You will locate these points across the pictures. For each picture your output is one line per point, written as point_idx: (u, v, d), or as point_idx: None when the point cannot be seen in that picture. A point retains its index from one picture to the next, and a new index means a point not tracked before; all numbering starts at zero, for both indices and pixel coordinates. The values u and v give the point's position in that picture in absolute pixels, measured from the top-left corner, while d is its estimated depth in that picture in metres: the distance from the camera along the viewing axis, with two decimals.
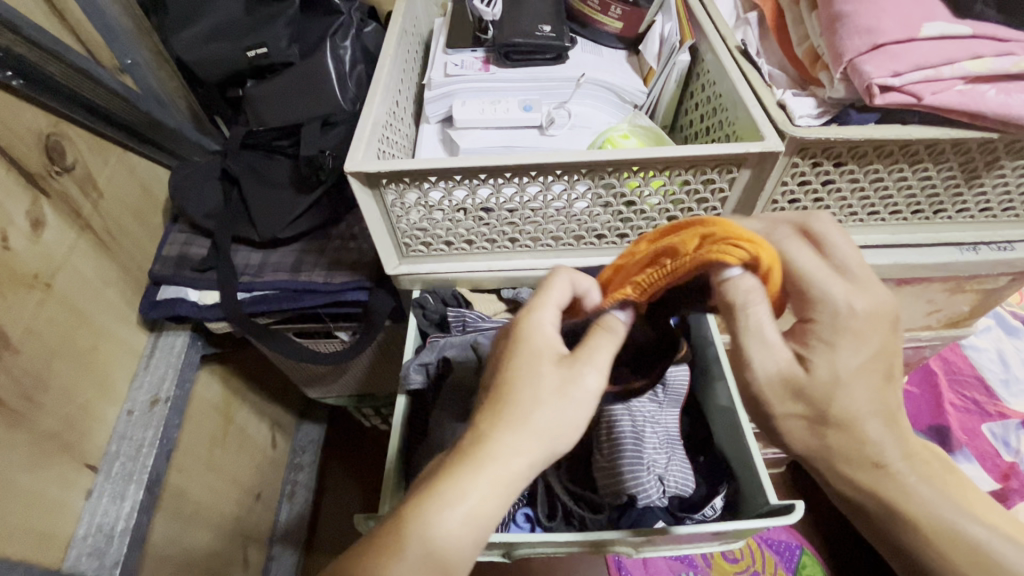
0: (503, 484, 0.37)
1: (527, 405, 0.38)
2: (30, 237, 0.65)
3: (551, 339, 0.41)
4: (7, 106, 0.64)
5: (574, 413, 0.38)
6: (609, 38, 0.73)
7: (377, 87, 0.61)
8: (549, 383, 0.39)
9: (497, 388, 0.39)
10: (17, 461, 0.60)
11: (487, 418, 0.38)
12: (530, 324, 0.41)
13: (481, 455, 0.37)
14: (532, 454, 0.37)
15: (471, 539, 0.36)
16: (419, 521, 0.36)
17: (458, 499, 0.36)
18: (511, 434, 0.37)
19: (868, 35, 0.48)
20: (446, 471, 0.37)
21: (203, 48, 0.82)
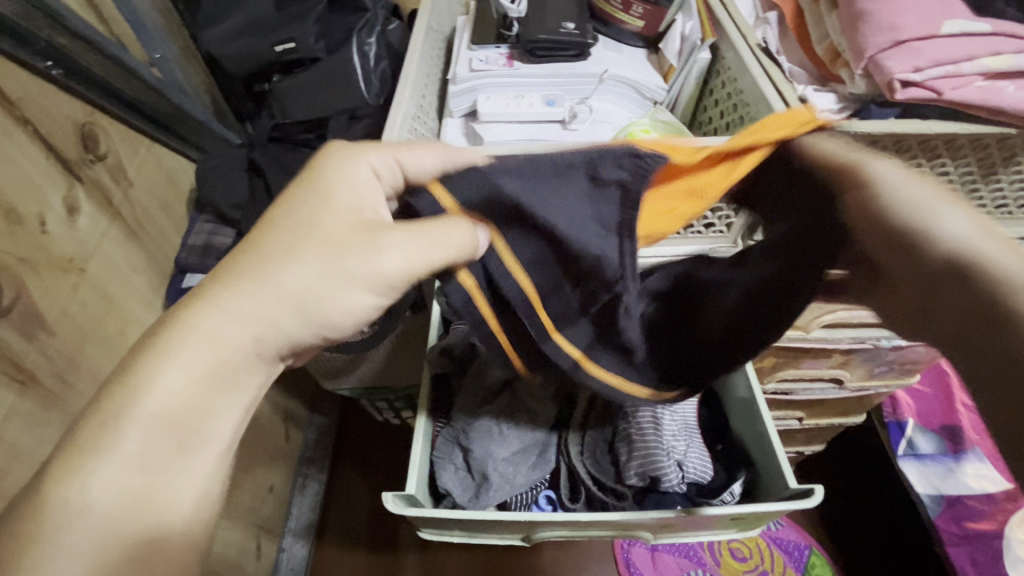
0: (208, 357, 0.38)
1: (273, 266, 0.40)
2: (66, 222, 0.67)
3: (340, 194, 0.43)
4: (47, 95, 0.66)
5: (314, 275, 0.40)
6: (630, 36, 0.74)
7: (407, 81, 0.63)
8: (305, 243, 0.41)
9: (258, 240, 0.41)
10: (50, 438, 0.62)
11: (233, 269, 0.40)
12: (290, 224, 0.42)
13: (187, 327, 0.38)
14: (256, 327, 0.39)
15: (142, 496, 0.35)
16: (68, 478, 0.34)
17: (142, 387, 0.36)
18: (246, 291, 0.39)
19: (891, 31, 0.49)
20: (146, 355, 0.37)
21: (232, 43, 0.84)
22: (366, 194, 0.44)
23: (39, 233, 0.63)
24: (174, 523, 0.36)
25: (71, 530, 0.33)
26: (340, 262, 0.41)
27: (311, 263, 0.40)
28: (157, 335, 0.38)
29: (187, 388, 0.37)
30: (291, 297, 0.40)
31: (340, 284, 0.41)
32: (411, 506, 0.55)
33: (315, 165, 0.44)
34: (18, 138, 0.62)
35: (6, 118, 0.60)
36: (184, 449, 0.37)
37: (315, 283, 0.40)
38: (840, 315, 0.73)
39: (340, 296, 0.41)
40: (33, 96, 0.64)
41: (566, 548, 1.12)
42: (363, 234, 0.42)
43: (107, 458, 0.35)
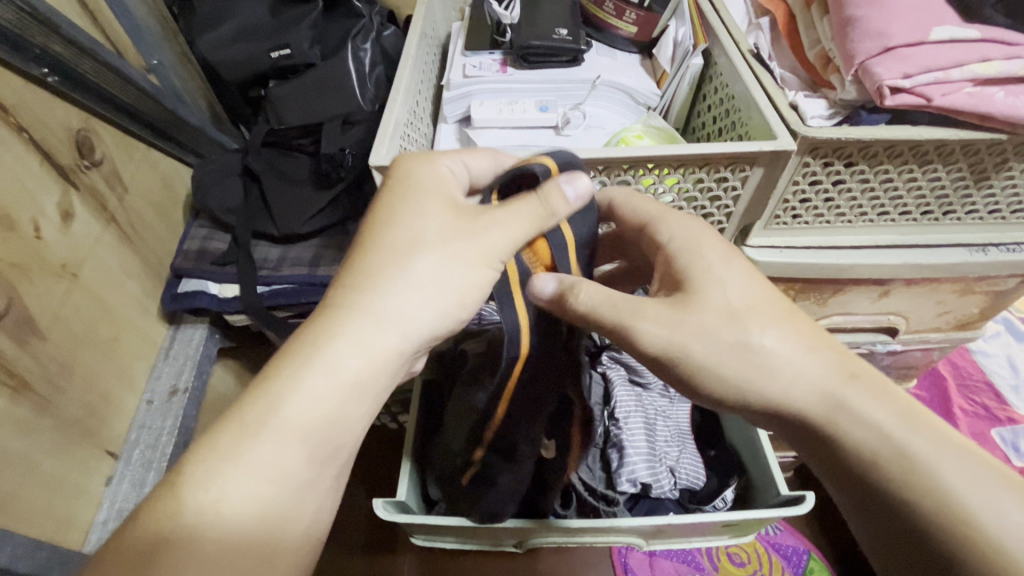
0: (341, 367, 0.38)
1: (387, 274, 0.40)
2: (60, 228, 0.67)
3: (436, 191, 0.42)
4: (43, 102, 0.66)
5: (445, 275, 0.40)
6: (624, 42, 0.75)
7: (399, 87, 0.63)
8: (420, 245, 0.40)
9: (372, 244, 0.41)
10: (43, 444, 0.62)
11: (355, 278, 0.40)
12: (400, 227, 0.41)
13: (319, 341, 0.39)
14: (381, 336, 0.39)
15: (275, 500, 0.37)
16: (206, 478, 0.36)
17: (280, 405, 0.37)
18: (379, 296, 0.39)
19: (880, 38, 0.49)
20: (282, 369, 0.38)
21: (228, 49, 0.84)
22: (453, 189, 0.43)
23: (33, 239, 0.64)
24: (307, 519, 0.38)
25: (212, 526, 0.35)
26: (453, 254, 0.40)
27: (422, 265, 0.40)
28: (296, 342, 0.39)
29: (318, 404, 0.38)
30: (411, 298, 0.40)
31: (463, 276, 0.40)
32: (402, 512, 0.55)
33: (396, 174, 0.44)
34: (12, 144, 0.62)
35: (0, 125, 0.60)
36: (315, 458, 0.38)
37: (441, 280, 0.40)
38: (835, 320, 0.72)
39: (460, 286, 0.40)
40: (28, 102, 0.65)
41: (563, 553, 1.11)
42: (460, 224, 0.41)
43: (243, 464, 0.36)
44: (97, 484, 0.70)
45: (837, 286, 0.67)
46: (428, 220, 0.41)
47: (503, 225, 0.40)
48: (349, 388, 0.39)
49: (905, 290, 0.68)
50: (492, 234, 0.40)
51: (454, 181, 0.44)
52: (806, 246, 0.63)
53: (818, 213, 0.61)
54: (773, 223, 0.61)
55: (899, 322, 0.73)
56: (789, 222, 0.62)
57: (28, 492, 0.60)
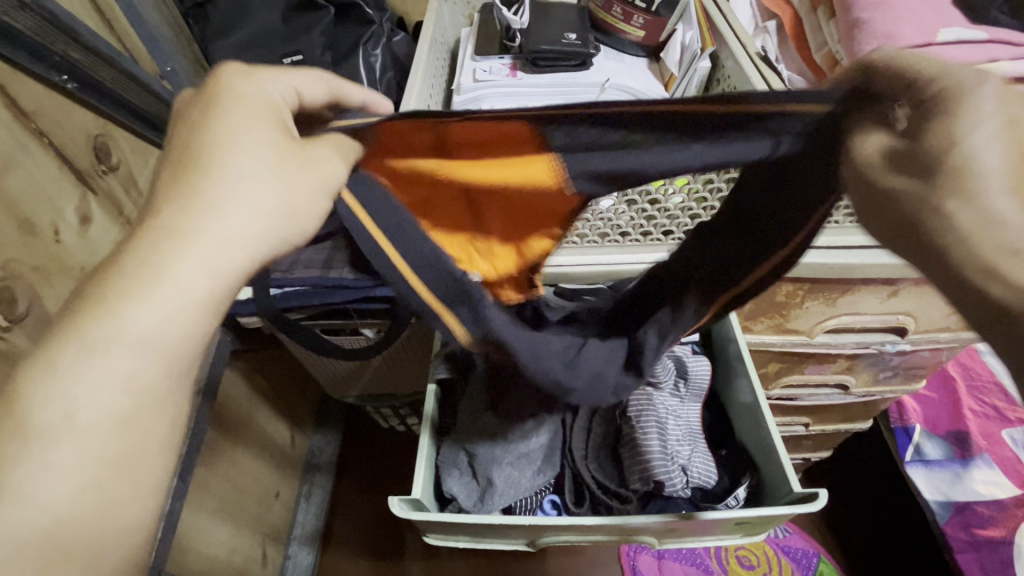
0: (168, 298, 0.34)
1: (216, 193, 0.36)
2: (78, 232, 0.69)
3: (258, 100, 0.39)
4: (62, 108, 0.68)
5: (280, 195, 0.37)
6: (631, 46, 0.75)
7: (411, 92, 0.64)
8: (254, 159, 0.37)
9: (193, 154, 0.36)
10: None
11: (170, 198, 0.36)
12: (221, 135, 0.37)
13: (136, 269, 0.34)
14: (218, 261, 0.35)
15: (126, 425, 0.33)
16: (44, 401, 0.31)
17: (85, 340, 0.33)
18: (203, 214, 0.35)
19: (887, 40, 0.50)
20: (90, 301, 0.33)
21: (241, 55, 0.86)
22: (279, 110, 0.39)
23: (52, 242, 0.65)
24: (130, 513, 0.33)
25: (35, 485, 0.30)
26: (282, 182, 0.37)
27: (260, 186, 0.36)
28: (127, 258, 0.34)
29: (145, 335, 0.33)
30: (251, 217, 0.36)
31: (301, 197, 0.38)
32: (416, 510, 0.55)
33: (213, 87, 0.38)
34: (33, 150, 0.63)
35: (21, 130, 0.62)
36: (175, 375, 0.35)
37: (276, 202, 0.37)
38: (843, 320, 0.73)
39: (303, 202, 0.38)
40: (49, 109, 0.66)
41: (572, 555, 1.11)
42: (287, 156, 0.38)
43: (78, 385, 0.32)
44: None
45: (846, 286, 0.67)
46: (256, 146, 0.37)
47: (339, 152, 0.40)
48: (183, 321, 0.34)
49: (914, 290, 0.68)
50: (335, 161, 0.39)
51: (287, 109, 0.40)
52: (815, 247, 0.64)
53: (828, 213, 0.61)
54: None
55: (909, 322, 0.73)
56: None
57: None
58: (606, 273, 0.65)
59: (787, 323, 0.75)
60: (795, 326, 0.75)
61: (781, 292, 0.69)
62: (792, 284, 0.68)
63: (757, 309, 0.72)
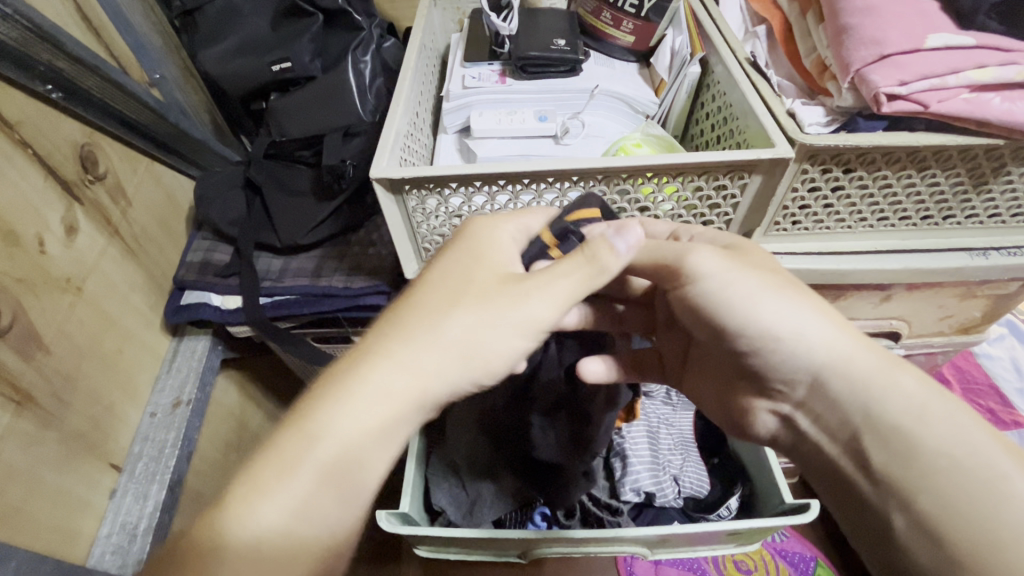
0: (380, 399, 0.39)
1: (436, 315, 0.41)
2: (64, 242, 0.68)
3: (487, 250, 0.46)
4: (48, 119, 0.67)
5: (475, 333, 0.41)
6: (621, 51, 0.75)
7: (399, 99, 0.64)
8: (465, 299, 0.42)
9: (431, 292, 0.43)
10: (47, 456, 0.62)
11: (407, 316, 0.42)
12: (445, 279, 0.43)
13: (360, 373, 0.39)
14: (402, 381, 0.39)
15: (306, 510, 0.36)
16: (238, 514, 0.35)
17: (309, 416, 0.38)
18: (401, 343, 0.40)
19: (875, 46, 0.50)
20: (341, 382, 0.39)
21: (230, 63, 0.85)
22: (506, 253, 0.46)
23: (38, 253, 0.64)
24: (330, 545, 0.37)
25: (259, 519, 0.35)
26: (490, 315, 0.41)
27: (469, 325, 0.41)
28: (315, 393, 0.39)
29: (359, 423, 0.38)
30: (440, 355, 0.40)
31: (500, 330, 0.41)
32: (403, 524, 0.55)
33: (464, 230, 0.47)
34: (17, 160, 0.63)
35: (5, 141, 0.61)
36: (343, 493, 0.38)
37: (472, 336, 0.41)
38: None
39: (494, 336, 0.41)
40: (33, 119, 0.65)
41: (568, 561, 1.11)
42: (514, 288, 0.42)
43: (274, 497, 0.36)
44: (103, 500, 0.70)
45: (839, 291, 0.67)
46: (470, 289, 0.43)
47: (551, 295, 0.42)
48: (389, 422, 0.39)
49: (906, 295, 0.68)
50: (533, 302, 0.42)
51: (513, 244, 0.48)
52: (806, 252, 0.63)
53: (819, 218, 0.61)
54: (774, 230, 0.62)
55: (901, 327, 0.73)
56: (788, 229, 0.62)
57: (34, 505, 0.60)
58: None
59: None
60: None
61: None
62: None
63: None
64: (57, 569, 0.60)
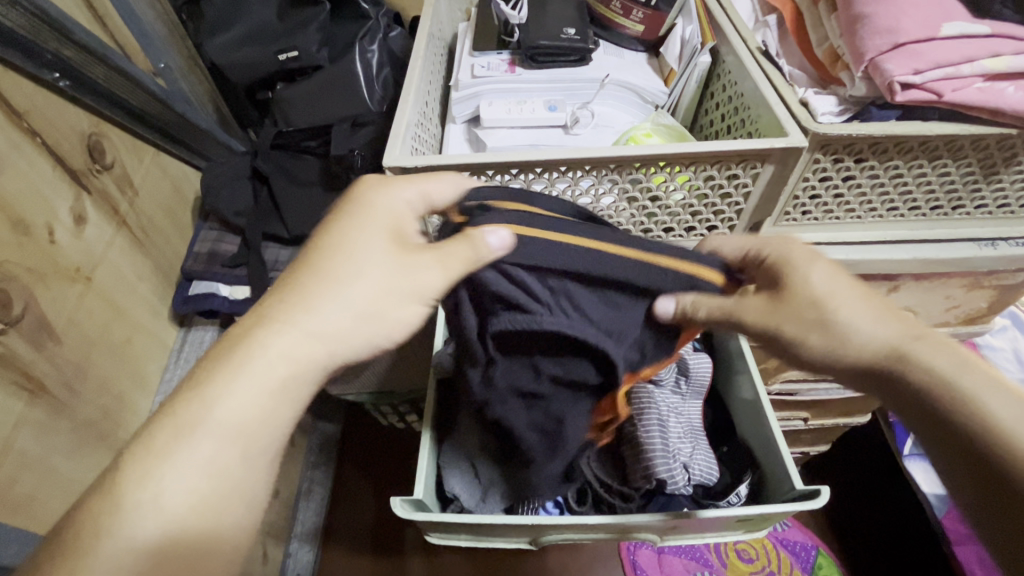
0: (269, 371, 0.40)
1: (335, 280, 0.42)
2: (73, 231, 0.68)
3: (384, 210, 0.45)
4: (55, 108, 0.67)
5: (371, 296, 0.42)
6: (631, 41, 0.75)
7: (409, 88, 0.64)
8: (356, 267, 0.42)
9: (319, 261, 0.43)
10: (59, 445, 0.63)
11: (293, 287, 0.42)
12: (339, 243, 0.43)
13: (244, 350, 0.40)
14: (297, 352, 0.41)
15: (212, 484, 0.38)
16: (139, 479, 0.37)
17: (196, 399, 0.39)
18: (316, 303, 0.41)
19: (890, 34, 0.50)
20: (222, 361, 0.40)
21: (236, 52, 0.85)
22: (406, 220, 0.45)
23: (48, 243, 0.64)
24: (236, 524, 0.39)
25: (156, 505, 0.36)
26: (390, 284, 0.43)
27: (361, 294, 0.42)
28: (206, 364, 0.40)
29: (244, 399, 0.39)
30: (336, 319, 0.41)
31: (395, 298, 0.43)
32: (417, 510, 0.55)
33: (352, 196, 0.46)
34: (26, 149, 0.62)
35: (14, 130, 0.61)
36: (249, 456, 0.39)
37: (373, 302, 0.42)
38: None
39: (393, 304, 0.43)
40: (41, 107, 0.65)
41: (572, 550, 1.12)
42: (407, 253, 0.43)
43: (172, 470, 0.37)
44: None
45: None
46: (367, 258, 0.43)
47: (445, 267, 0.42)
48: (275, 393, 0.40)
49: (913, 285, 0.69)
50: (433, 269, 0.43)
51: (413, 210, 0.46)
52: (816, 242, 0.64)
53: (829, 208, 0.61)
54: (784, 220, 0.62)
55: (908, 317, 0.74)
56: (798, 219, 0.62)
57: (48, 493, 0.61)
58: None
59: None
60: None
61: None
62: None
63: None
64: None
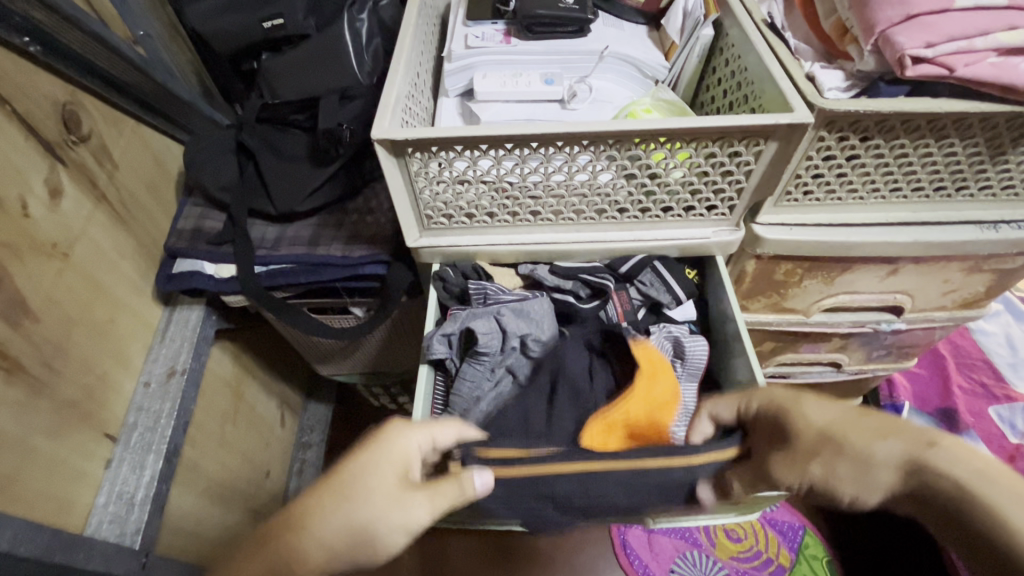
0: (287, 569, 0.41)
1: (352, 495, 0.43)
2: (48, 205, 0.65)
3: (399, 454, 0.45)
4: (26, 74, 0.64)
5: (383, 516, 0.42)
6: (631, 13, 0.72)
7: (400, 57, 0.61)
8: (367, 492, 0.43)
9: (349, 466, 0.44)
10: (40, 425, 0.61)
11: (330, 491, 0.43)
12: (359, 466, 0.44)
13: (277, 536, 0.42)
14: (317, 554, 0.41)
15: None
16: None
17: None
18: (338, 504, 0.42)
19: (902, 5, 0.47)
20: (257, 542, 0.42)
21: (219, 19, 0.81)
22: (416, 462, 0.46)
23: (21, 217, 0.61)
24: None
25: None
26: (385, 515, 0.42)
27: (370, 506, 0.42)
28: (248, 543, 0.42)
29: None
30: (343, 539, 0.42)
31: (392, 537, 0.43)
32: None
33: (383, 432, 0.46)
34: None
35: None
36: None
37: (375, 525, 0.42)
38: (841, 299, 0.73)
39: (392, 535, 0.43)
40: (10, 73, 0.62)
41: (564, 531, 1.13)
42: (408, 494, 0.43)
43: None
44: (99, 470, 0.69)
45: (845, 264, 0.67)
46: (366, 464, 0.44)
47: (433, 505, 0.43)
48: None
49: (912, 269, 0.68)
50: (421, 505, 0.43)
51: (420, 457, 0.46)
52: (816, 223, 0.62)
53: (831, 188, 0.60)
54: (784, 200, 0.61)
55: (905, 301, 0.73)
56: (800, 199, 0.61)
57: (29, 473, 0.59)
58: (697, 247, 0.63)
59: (785, 302, 0.74)
60: (793, 305, 0.74)
61: (780, 271, 0.68)
62: (791, 263, 0.67)
63: (754, 287, 0.72)
64: (55, 539, 0.59)
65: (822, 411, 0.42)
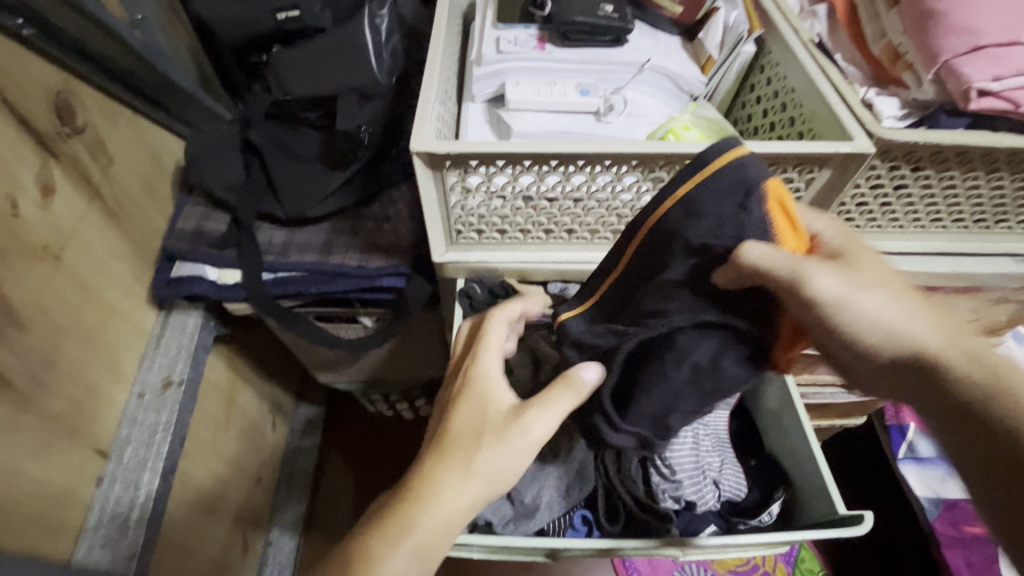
0: (435, 515, 0.43)
1: (471, 436, 0.46)
2: (39, 204, 0.60)
3: (494, 386, 0.49)
4: (17, 59, 0.59)
5: (512, 437, 0.45)
6: (665, 23, 0.68)
7: (434, 61, 0.57)
8: (485, 423, 0.46)
9: (456, 410, 0.48)
10: (26, 444, 0.56)
11: (445, 432, 0.47)
12: (464, 410, 0.48)
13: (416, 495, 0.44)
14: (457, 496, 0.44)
15: None
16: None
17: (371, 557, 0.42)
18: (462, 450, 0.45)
19: (969, 35, 0.47)
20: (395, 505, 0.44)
21: (227, 7, 0.76)
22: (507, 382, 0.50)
23: (9, 216, 0.56)
24: None
25: None
26: (508, 438, 0.45)
27: (494, 441, 0.45)
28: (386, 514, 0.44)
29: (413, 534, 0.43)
30: (474, 479, 0.44)
31: (515, 456, 0.45)
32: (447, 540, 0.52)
33: (469, 372, 0.50)
34: None
35: None
36: None
37: (500, 460, 0.45)
38: None
39: (516, 449, 0.45)
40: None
41: None
42: (520, 412, 0.46)
43: None
44: (89, 488, 0.64)
45: None
46: (515, 458, 0.46)
47: (548, 412, 0.46)
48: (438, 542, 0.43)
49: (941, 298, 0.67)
50: (535, 416, 0.46)
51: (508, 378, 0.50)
52: None
53: (873, 216, 0.58)
54: None
55: None
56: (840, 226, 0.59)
57: (15, 498, 0.54)
58: None
59: None
60: None
61: None
62: None
63: None
64: (41, 568, 0.55)
65: (879, 266, 0.38)
